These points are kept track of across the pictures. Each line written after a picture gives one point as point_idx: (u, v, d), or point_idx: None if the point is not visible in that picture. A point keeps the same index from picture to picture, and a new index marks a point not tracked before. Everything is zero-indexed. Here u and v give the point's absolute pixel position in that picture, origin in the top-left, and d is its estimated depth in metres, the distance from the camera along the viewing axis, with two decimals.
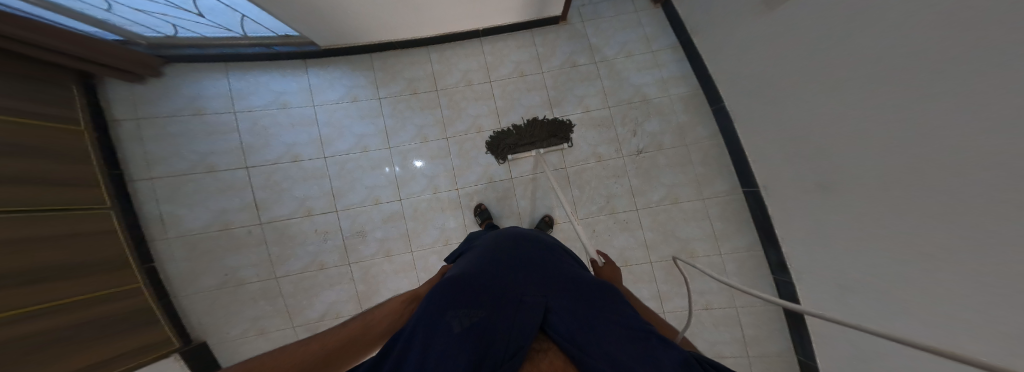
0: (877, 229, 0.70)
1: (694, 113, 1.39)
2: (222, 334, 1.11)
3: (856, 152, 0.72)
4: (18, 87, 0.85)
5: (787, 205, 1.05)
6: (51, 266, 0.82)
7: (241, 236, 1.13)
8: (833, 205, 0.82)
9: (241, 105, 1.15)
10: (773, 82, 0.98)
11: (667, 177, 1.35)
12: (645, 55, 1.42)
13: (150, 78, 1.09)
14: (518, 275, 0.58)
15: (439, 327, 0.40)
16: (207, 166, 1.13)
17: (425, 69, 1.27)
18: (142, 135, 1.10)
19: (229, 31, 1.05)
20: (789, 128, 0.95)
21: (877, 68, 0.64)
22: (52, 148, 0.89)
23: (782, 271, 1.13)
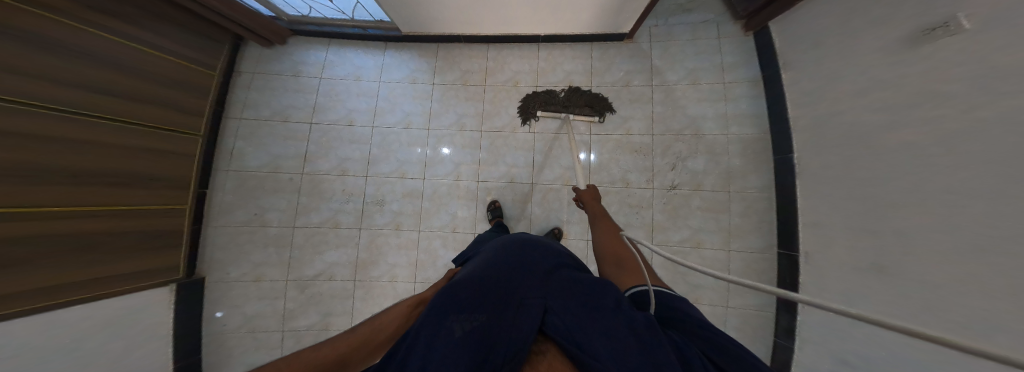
0: (951, 296, 0.54)
1: (750, 158, 1.20)
2: (223, 274, 1.10)
3: (948, 201, 0.57)
4: (189, 37, 1.08)
5: (821, 271, 0.87)
6: (129, 173, 0.91)
7: (282, 182, 1.16)
8: (894, 270, 0.65)
9: (328, 72, 1.31)
10: (844, 123, 0.84)
11: (696, 219, 1.21)
12: (713, 85, 1.28)
13: (276, 45, 1.33)
14: (525, 266, 0.44)
15: (429, 335, 0.28)
16: (283, 116, 1.26)
17: (480, 64, 1.32)
18: (251, 85, 1.30)
19: (343, 14, 1.26)
20: (850, 176, 0.80)
21: (994, 96, 0.51)
22: (185, 82, 1.07)
23: (787, 336, 0.95)
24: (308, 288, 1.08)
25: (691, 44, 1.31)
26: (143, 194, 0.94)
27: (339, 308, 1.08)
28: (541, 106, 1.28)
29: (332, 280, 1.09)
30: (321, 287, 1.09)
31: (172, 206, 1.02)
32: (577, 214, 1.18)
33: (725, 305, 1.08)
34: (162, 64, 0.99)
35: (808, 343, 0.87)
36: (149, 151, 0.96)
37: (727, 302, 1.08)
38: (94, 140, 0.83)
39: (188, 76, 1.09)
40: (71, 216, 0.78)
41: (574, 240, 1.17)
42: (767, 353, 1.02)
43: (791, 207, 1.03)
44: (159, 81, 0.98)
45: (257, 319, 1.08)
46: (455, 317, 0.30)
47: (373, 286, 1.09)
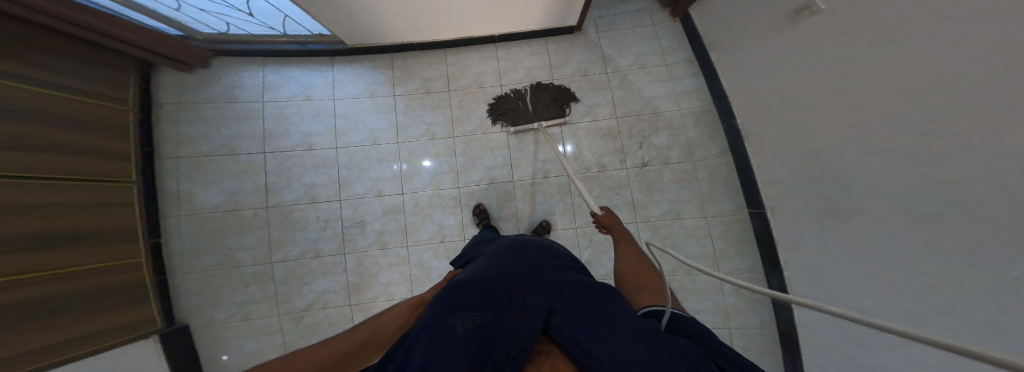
0: (906, 241, 0.65)
1: (704, 128, 1.34)
2: (209, 317, 1.08)
3: (888, 157, 0.68)
4: (89, 71, 0.96)
5: (791, 226, 1.01)
6: (71, 231, 0.85)
7: (247, 218, 1.14)
8: (859, 219, 0.76)
9: (270, 95, 1.23)
10: (789, 94, 0.96)
11: (670, 191, 1.31)
12: (659, 67, 1.40)
13: (199, 69, 1.22)
14: (526, 276, 0.49)
15: (435, 331, 0.32)
16: (229, 149, 1.18)
17: (440, 70, 1.32)
18: (179, 118, 1.19)
19: (271, 29, 1.18)
20: (802, 139, 0.93)
21: (913, 73, 0.61)
22: (100, 122, 0.97)
23: (781, 295, 1.08)
24: (303, 319, 1.10)
25: (633, 32, 1.42)
26: (90, 252, 0.88)
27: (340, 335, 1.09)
28: (513, 121, 1.31)
29: (327, 307, 1.10)
30: (316, 318, 1.11)
31: (127, 259, 0.97)
32: (562, 204, 1.28)
33: (718, 274, 1.21)
34: (66, 106, 0.88)
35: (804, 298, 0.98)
36: (76, 205, 0.87)
37: (719, 270, 1.21)
38: (19, 204, 0.76)
39: (99, 115, 0.97)
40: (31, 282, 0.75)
41: (564, 231, 1.26)
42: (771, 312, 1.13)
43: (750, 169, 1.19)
44: (67, 126, 0.88)
45: (257, 357, 1.07)
46: (459, 317, 0.34)
47: (371, 307, 1.12)
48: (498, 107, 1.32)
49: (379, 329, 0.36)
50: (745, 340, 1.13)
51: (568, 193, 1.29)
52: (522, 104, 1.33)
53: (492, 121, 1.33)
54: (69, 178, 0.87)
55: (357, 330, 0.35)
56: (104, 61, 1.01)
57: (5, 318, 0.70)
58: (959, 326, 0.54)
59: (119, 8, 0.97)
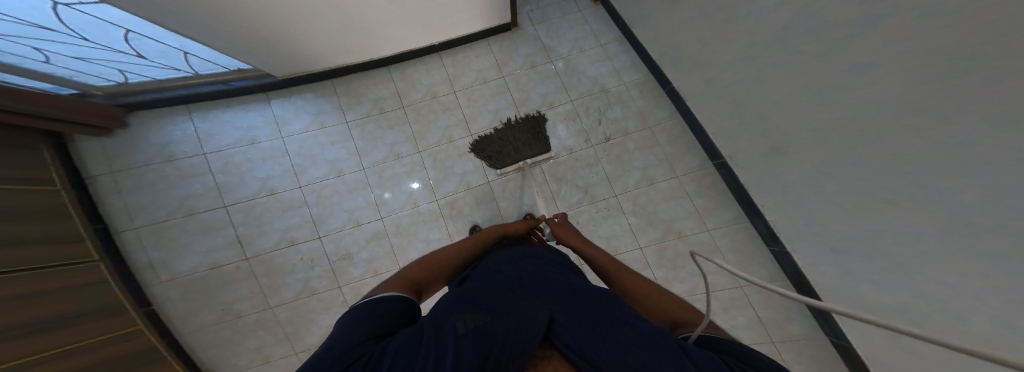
0: (880, 186, 0.69)
1: (649, 97, 1.42)
2: (232, 364, 1.15)
3: (852, 106, 0.70)
4: (13, 156, 0.93)
5: (758, 176, 1.10)
6: (77, 311, 0.93)
7: (230, 272, 1.17)
8: (826, 163, 0.82)
9: (209, 146, 1.16)
10: (743, 52, 0.98)
11: (639, 160, 1.37)
12: (595, 49, 1.43)
13: (117, 130, 1.12)
14: (523, 291, 0.48)
15: (433, 330, 0.32)
16: (186, 210, 1.15)
17: (389, 88, 1.26)
18: (119, 187, 1.12)
19: (178, 70, 1.07)
20: (758, 94, 0.98)
21: (861, 30, 0.63)
22: (45, 207, 0.96)
23: (775, 240, 1.12)
24: None
25: (565, 20, 1.44)
26: (86, 330, 0.93)
27: None
28: (499, 166, 1.26)
29: None
30: None
31: (122, 331, 1.02)
32: (541, 194, 1.34)
33: (707, 230, 1.27)
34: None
35: (798, 240, 1.01)
36: (57, 290, 0.90)
37: (707, 226, 1.27)
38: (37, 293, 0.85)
39: (27, 198, 0.92)
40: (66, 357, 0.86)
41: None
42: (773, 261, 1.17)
43: (702, 128, 1.29)
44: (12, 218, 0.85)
45: None
46: (459, 316, 0.34)
47: None
48: (481, 150, 1.27)
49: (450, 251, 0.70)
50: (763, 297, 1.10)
51: (543, 183, 1.36)
52: (505, 143, 1.22)
53: (455, 127, 1.31)
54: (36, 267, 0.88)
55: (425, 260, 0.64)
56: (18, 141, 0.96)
57: None
58: (970, 265, 0.56)
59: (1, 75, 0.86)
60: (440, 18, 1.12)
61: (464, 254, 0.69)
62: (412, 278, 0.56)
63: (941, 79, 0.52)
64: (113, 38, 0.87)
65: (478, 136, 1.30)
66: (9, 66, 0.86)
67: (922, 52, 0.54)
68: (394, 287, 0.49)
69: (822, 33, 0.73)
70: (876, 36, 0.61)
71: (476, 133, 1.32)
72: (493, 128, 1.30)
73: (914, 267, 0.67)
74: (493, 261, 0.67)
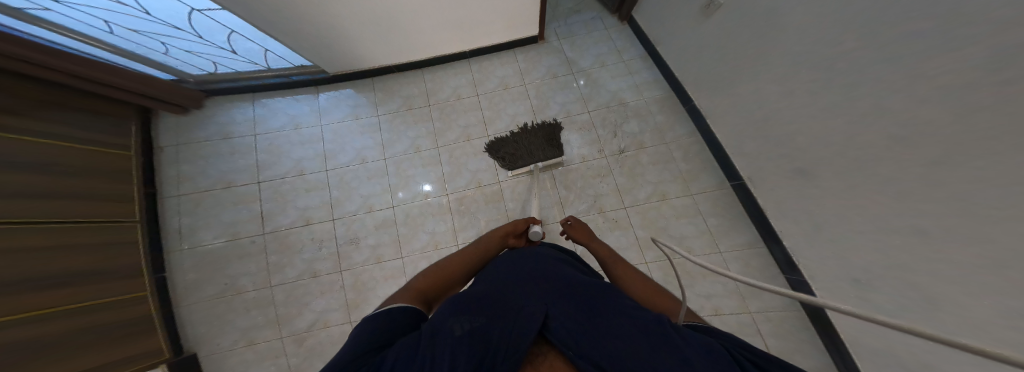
0: (932, 185, 0.61)
1: (670, 112, 1.39)
2: (214, 345, 1.09)
3: (892, 98, 0.65)
4: (102, 123, 1.10)
5: (778, 197, 1.03)
6: (89, 270, 0.94)
7: (245, 246, 1.19)
8: (861, 168, 0.74)
9: (260, 128, 1.31)
10: (767, 62, 0.97)
11: (652, 174, 1.31)
12: (617, 64, 1.47)
13: (192, 109, 1.31)
14: (522, 285, 0.48)
15: (433, 334, 0.33)
16: (226, 182, 1.25)
17: (419, 87, 1.40)
18: (179, 157, 1.27)
19: (256, 64, 1.28)
20: (784, 101, 0.94)
21: (910, 13, 0.59)
22: (106, 168, 1.08)
23: (792, 268, 1.02)
24: (306, 340, 1.10)
25: (590, 36, 1.52)
26: (88, 290, 0.92)
27: None
28: (511, 166, 1.30)
29: (328, 326, 1.12)
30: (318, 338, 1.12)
31: (128, 295, 1.01)
32: (548, 198, 1.30)
33: (719, 252, 1.16)
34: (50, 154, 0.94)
35: (815, 267, 0.93)
36: (75, 247, 0.93)
37: (720, 248, 1.16)
38: (50, 245, 0.87)
39: (88, 160, 1.03)
40: (61, 314, 0.84)
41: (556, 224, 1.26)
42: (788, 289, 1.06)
43: (718, 146, 1.25)
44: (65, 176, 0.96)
45: None
46: (458, 318, 0.35)
47: None
48: (496, 150, 1.32)
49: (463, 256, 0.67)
50: (773, 326, 1.01)
51: (553, 188, 1.31)
52: (519, 146, 1.30)
53: (474, 128, 1.38)
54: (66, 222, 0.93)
55: (431, 269, 0.61)
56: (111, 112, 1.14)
57: (45, 345, 0.79)
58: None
59: (112, 57, 1.07)
60: (478, 23, 1.28)
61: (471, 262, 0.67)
62: (421, 290, 0.55)
63: (1011, 47, 0.46)
64: (219, 34, 1.10)
65: (494, 137, 1.36)
66: (124, 51, 1.08)
67: (981, 22, 0.49)
68: (402, 299, 0.48)
69: (859, 26, 0.69)
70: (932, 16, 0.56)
71: (493, 134, 1.38)
72: (510, 131, 1.36)
73: (970, 280, 0.56)
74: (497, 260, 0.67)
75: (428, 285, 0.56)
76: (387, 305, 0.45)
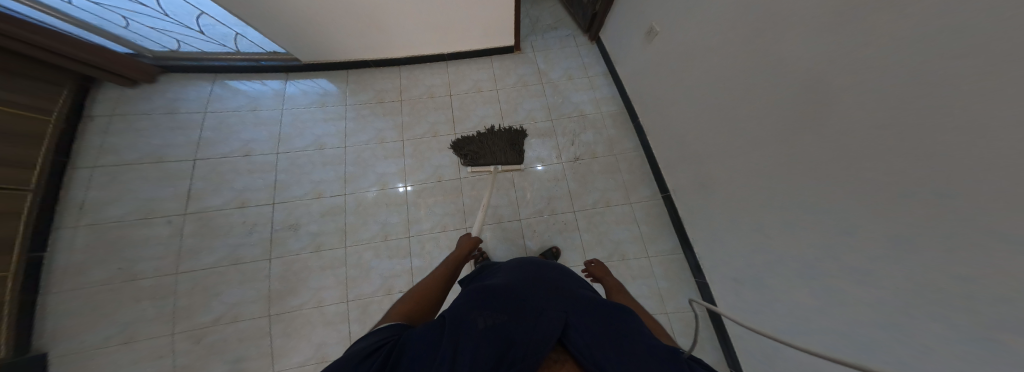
0: (794, 177, 0.69)
1: (620, 127, 1.47)
2: (78, 342, 0.92)
3: (769, 103, 0.74)
4: (36, 87, 1.02)
5: (694, 206, 1.12)
6: None
7: (158, 226, 1.08)
8: (753, 167, 0.82)
9: (214, 106, 1.28)
10: (682, 80, 1.09)
11: (600, 182, 1.35)
12: (582, 79, 1.58)
13: (142, 83, 1.26)
14: (543, 292, 0.45)
15: (455, 325, 0.32)
16: (155, 157, 1.17)
17: (393, 83, 1.45)
18: (109, 128, 1.17)
19: (223, 46, 1.29)
20: (695, 116, 1.05)
21: (777, 30, 0.69)
22: (25, 131, 0.97)
23: (699, 271, 1.13)
24: (205, 336, 0.97)
25: (562, 52, 1.64)
26: None
27: (254, 349, 0.97)
28: (472, 161, 1.30)
29: (239, 320, 1.00)
30: (218, 336, 0.98)
31: None
32: (505, 197, 1.30)
33: (647, 256, 1.19)
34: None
35: (716, 272, 1.05)
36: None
37: (648, 252, 1.20)
38: None
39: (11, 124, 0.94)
40: None
41: (507, 222, 1.24)
42: (698, 292, 1.13)
43: (654, 158, 1.34)
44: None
45: None
46: (480, 316, 0.34)
47: (296, 317, 1.02)
48: (461, 148, 1.30)
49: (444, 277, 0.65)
50: (683, 324, 1.07)
51: (508, 188, 1.31)
52: (483, 144, 1.30)
53: (442, 125, 1.40)
54: None
55: (419, 288, 0.57)
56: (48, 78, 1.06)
57: None
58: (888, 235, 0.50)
59: (67, 27, 1.04)
60: (455, 25, 1.36)
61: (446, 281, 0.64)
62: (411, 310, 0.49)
63: (846, 46, 0.53)
64: (186, 14, 1.13)
65: (461, 136, 1.37)
66: (81, 22, 1.06)
67: (820, 31, 0.58)
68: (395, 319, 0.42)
69: (745, 40, 0.79)
70: (789, 25, 0.65)
71: (460, 132, 1.40)
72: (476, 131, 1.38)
73: (836, 263, 0.62)
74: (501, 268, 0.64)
75: (410, 308, 0.50)
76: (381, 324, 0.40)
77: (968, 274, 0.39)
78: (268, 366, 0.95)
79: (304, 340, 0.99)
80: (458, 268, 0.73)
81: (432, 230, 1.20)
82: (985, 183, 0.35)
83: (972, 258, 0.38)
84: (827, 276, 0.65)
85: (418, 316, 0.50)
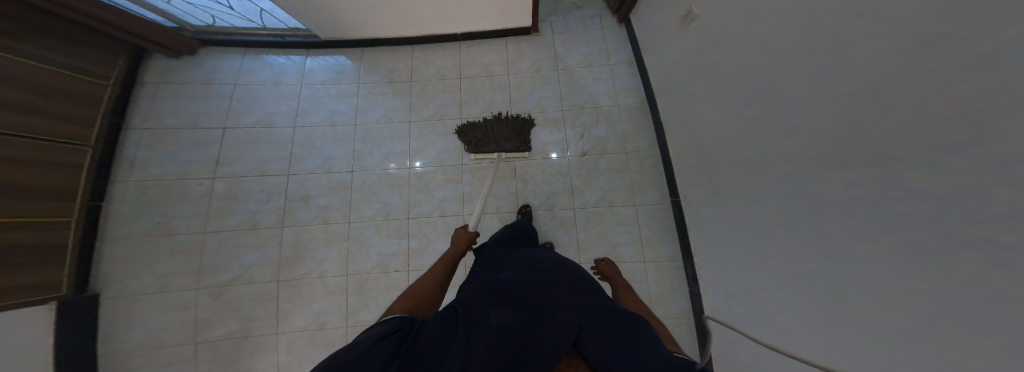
0: (801, 192, 0.62)
1: (637, 122, 1.36)
2: (122, 288, 1.11)
3: (790, 107, 0.64)
4: (99, 56, 1.14)
5: (699, 215, 1.06)
6: (37, 187, 0.94)
7: (191, 188, 1.23)
8: (761, 177, 0.75)
9: (243, 79, 1.37)
10: (711, 73, 0.96)
11: (605, 180, 1.27)
12: (602, 66, 1.46)
13: (185, 55, 1.36)
14: (555, 286, 0.45)
15: (466, 316, 0.33)
16: (192, 124, 1.30)
17: (405, 64, 1.44)
18: (156, 94, 1.30)
19: (251, 22, 1.35)
20: (715, 117, 0.95)
21: (812, 19, 0.58)
22: (88, 94, 1.10)
23: (694, 281, 1.10)
24: (224, 293, 1.14)
25: (584, 35, 1.52)
26: (30, 208, 0.92)
27: (260, 312, 1.13)
28: (474, 148, 1.16)
29: (252, 282, 1.15)
30: (235, 293, 1.14)
31: (57, 217, 0.99)
32: (504, 188, 1.27)
33: (642, 261, 1.17)
34: (47, 77, 0.97)
35: (709, 284, 1.01)
36: (24, 162, 0.92)
37: (645, 257, 1.17)
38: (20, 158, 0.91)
39: (79, 88, 1.07)
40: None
41: (504, 213, 1.24)
42: (688, 300, 1.12)
43: (667, 159, 1.24)
44: (46, 94, 0.97)
45: (166, 329, 1.11)
46: (493, 310, 0.34)
47: (300, 285, 1.15)
48: (465, 134, 1.17)
49: (450, 261, 0.66)
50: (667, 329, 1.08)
51: (509, 179, 1.28)
52: (487, 132, 1.16)
53: (449, 108, 1.38)
54: (40, 138, 0.95)
55: (428, 275, 0.58)
56: (111, 49, 1.18)
57: None
58: (871, 262, 0.46)
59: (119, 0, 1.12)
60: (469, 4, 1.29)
61: (449, 265, 0.64)
62: (420, 295, 0.51)
63: (877, 42, 0.44)
64: None
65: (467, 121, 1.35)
66: None
67: (853, 23, 0.48)
68: (402, 309, 0.44)
69: (778, 30, 0.68)
70: (820, 11, 0.55)
71: (467, 117, 1.37)
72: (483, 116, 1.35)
73: (811, 286, 0.59)
74: (514, 257, 0.66)
75: (414, 300, 0.48)
76: (390, 312, 0.42)
77: (941, 315, 0.35)
78: (273, 328, 1.12)
79: (304, 307, 1.13)
80: (457, 256, 0.71)
81: (430, 213, 1.22)
82: (980, 215, 0.30)
83: (950, 298, 0.34)
84: (805, 299, 0.60)
85: (423, 307, 0.48)
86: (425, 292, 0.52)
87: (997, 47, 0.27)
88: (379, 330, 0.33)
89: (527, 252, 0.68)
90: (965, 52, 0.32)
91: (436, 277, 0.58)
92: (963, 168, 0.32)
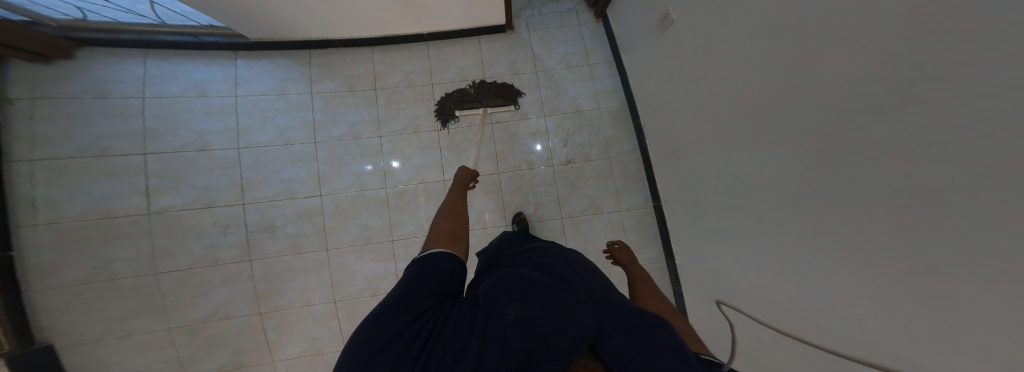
0: (765, 237, 0.76)
1: (619, 127, 1.40)
2: (77, 335, 1.03)
3: (762, 163, 0.74)
4: None
5: (680, 224, 1.22)
6: None
7: (123, 227, 1.08)
8: (733, 212, 0.89)
9: (153, 90, 1.12)
10: (689, 99, 1.01)
11: (591, 188, 1.36)
12: (582, 67, 1.41)
13: (57, 59, 1.05)
14: (574, 289, 0.45)
15: (487, 305, 0.34)
16: (98, 150, 1.07)
17: (366, 68, 1.27)
18: (33, 114, 1.03)
19: (142, 16, 1.08)
20: (694, 146, 1.03)
21: (785, 93, 0.63)
22: None
23: (677, 282, 1.29)
24: (201, 330, 1.12)
25: (561, 32, 1.42)
26: None
27: (250, 343, 1.14)
28: (459, 106, 1.30)
29: (230, 317, 1.13)
30: (216, 328, 1.12)
31: None
32: (492, 202, 1.32)
33: None
34: None
35: (690, 284, 1.21)
36: None
37: None
38: None
39: None
40: None
41: (495, 227, 1.31)
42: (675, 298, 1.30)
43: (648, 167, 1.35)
44: None
45: None
46: (512, 301, 0.35)
47: (285, 314, 1.16)
48: (445, 112, 1.29)
49: (458, 195, 0.68)
50: None
51: (495, 192, 1.32)
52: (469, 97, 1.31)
53: (423, 119, 1.29)
54: None
55: (446, 208, 0.62)
56: None
57: None
58: (824, 315, 0.59)
59: None
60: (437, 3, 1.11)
61: (461, 199, 0.67)
62: (446, 226, 0.55)
63: (839, 148, 0.51)
64: None
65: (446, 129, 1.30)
66: None
67: (822, 117, 0.55)
68: (435, 245, 0.49)
69: (752, 82, 0.73)
70: (794, 86, 0.61)
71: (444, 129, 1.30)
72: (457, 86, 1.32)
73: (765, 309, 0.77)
74: (533, 255, 0.66)
75: (452, 227, 0.54)
76: (427, 249, 0.46)
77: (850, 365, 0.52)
78: (267, 357, 1.15)
79: (295, 335, 1.16)
80: (466, 185, 0.73)
81: (417, 233, 1.24)
82: (928, 327, 0.40)
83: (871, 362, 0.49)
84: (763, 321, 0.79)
85: (463, 230, 0.55)
86: (451, 221, 0.56)
87: (950, 217, 0.35)
88: (399, 296, 0.34)
89: (543, 250, 0.68)
90: (917, 194, 0.39)
91: (453, 209, 0.61)
92: (926, 292, 0.40)
